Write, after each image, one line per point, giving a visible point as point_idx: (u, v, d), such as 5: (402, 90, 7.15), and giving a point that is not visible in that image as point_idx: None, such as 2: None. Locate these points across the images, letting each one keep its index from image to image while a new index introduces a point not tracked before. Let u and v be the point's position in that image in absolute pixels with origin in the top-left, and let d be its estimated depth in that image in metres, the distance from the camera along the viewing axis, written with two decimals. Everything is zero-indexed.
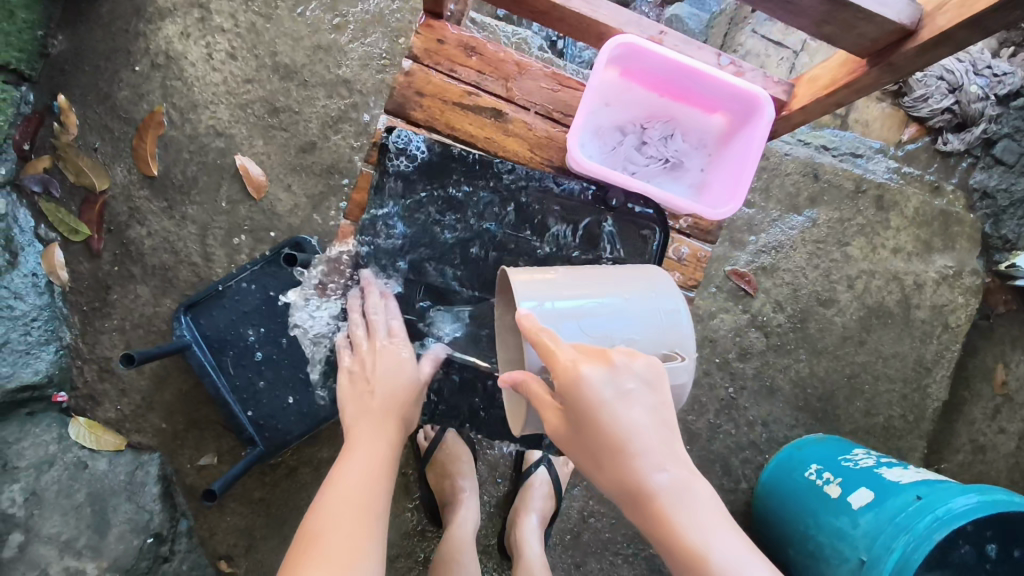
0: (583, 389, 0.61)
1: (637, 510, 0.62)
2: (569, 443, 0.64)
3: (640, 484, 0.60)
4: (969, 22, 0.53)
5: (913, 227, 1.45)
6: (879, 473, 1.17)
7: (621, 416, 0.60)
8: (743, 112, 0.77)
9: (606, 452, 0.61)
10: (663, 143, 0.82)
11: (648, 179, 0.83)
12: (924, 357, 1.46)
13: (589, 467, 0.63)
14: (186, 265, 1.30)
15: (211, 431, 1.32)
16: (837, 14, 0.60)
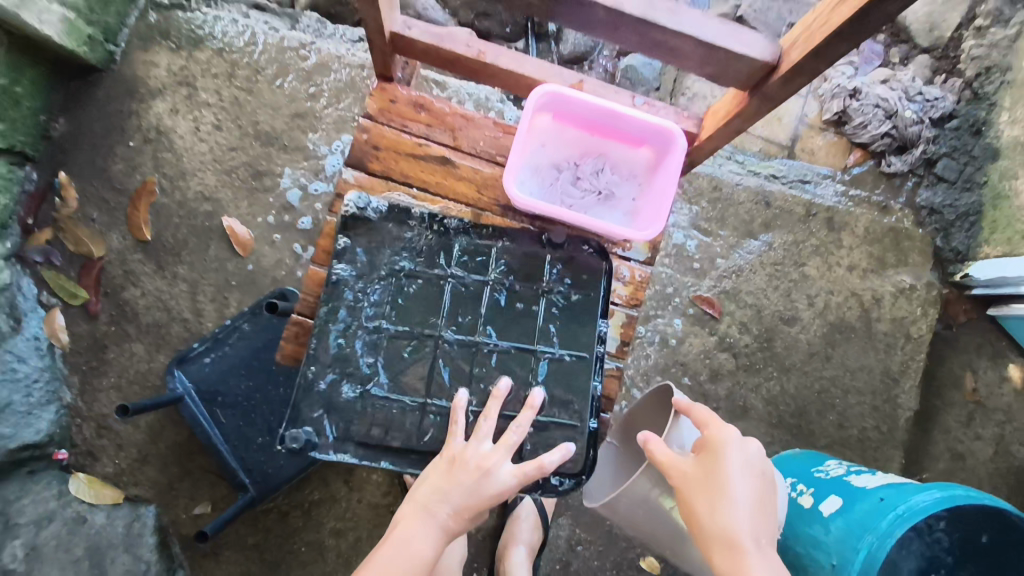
0: (731, 459, 0.83)
1: (727, 559, 0.78)
2: (689, 492, 0.83)
3: (747, 542, 0.78)
4: (811, 53, 0.63)
5: (864, 244, 1.53)
6: (848, 481, 1.21)
7: (742, 482, 0.81)
8: (662, 145, 0.87)
9: (728, 505, 0.80)
10: (595, 176, 0.92)
11: (586, 210, 0.92)
12: (890, 368, 1.51)
13: (698, 512, 0.82)
14: (178, 321, 1.38)
15: (206, 480, 1.37)
16: (712, 55, 0.70)
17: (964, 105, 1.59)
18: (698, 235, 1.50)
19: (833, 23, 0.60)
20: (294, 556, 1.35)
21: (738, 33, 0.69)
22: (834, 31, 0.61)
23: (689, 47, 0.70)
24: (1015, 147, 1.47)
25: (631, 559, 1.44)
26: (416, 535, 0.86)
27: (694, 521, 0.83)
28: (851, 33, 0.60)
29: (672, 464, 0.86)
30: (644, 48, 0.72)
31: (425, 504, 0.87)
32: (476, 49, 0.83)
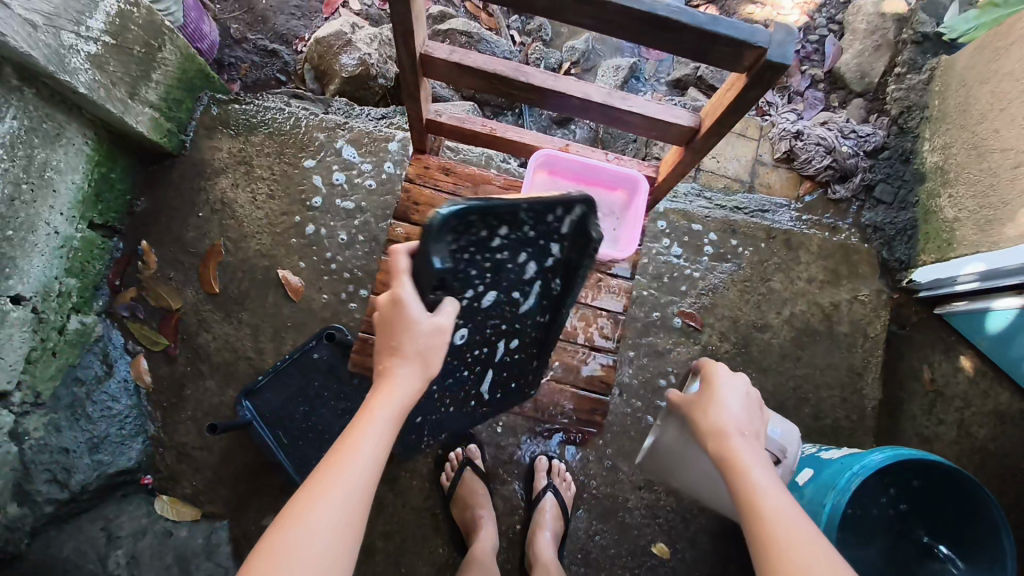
0: (727, 388, 1.08)
1: (719, 442, 1.00)
2: (695, 411, 1.08)
3: (734, 433, 1.00)
4: (717, 122, 0.92)
5: (820, 260, 1.80)
6: (818, 456, 1.44)
7: (730, 396, 1.07)
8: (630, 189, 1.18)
9: (719, 408, 1.05)
10: None
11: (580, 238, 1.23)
12: (853, 364, 1.76)
13: (699, 419, 1.06)
14: (244, 359, 1.64)
15: (271, 494, 1.59)
16: (652, 125, 1.00)
17: (894, 138, 1.89)
18: (678, 261, 1.77)
19: (724, 102, 0.90)
20: None
21: (669, 109, 0.99)
22: (726, 107, 0.90)
23: (638, 121, 1.00)
24: (937, 170, 1.76)
25: (642, 546, 1.64)
26: (394, 393, 0.88)
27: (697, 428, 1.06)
28: (741, 107, 0.89)
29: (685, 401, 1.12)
30: (606, 122, 1.03)
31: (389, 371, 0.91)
32: (489, 128, 1.13)
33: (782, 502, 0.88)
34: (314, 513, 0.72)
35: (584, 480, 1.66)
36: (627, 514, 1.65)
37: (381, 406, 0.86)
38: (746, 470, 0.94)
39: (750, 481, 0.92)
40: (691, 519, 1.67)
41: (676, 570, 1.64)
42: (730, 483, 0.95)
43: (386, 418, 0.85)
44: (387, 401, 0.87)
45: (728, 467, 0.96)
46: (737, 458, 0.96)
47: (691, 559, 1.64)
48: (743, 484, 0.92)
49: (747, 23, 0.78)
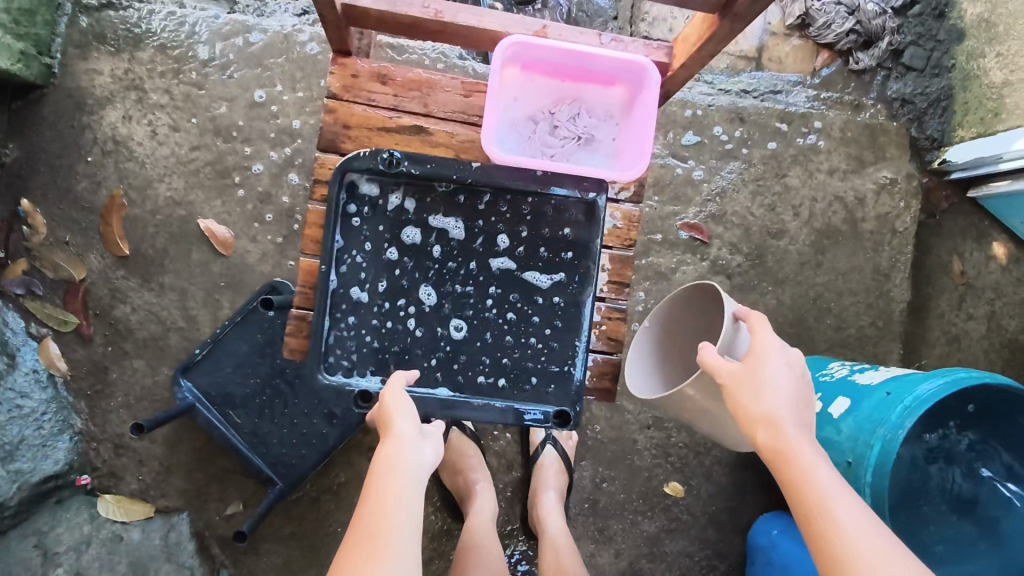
0: (774, 353, 0.82)
1: (772, 432, 0.76)
2: (733, 384, 0.82)
3: (784, 419, 0.77)
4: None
5: (841, 147, 1.54)
6: (853, 380, 1.24)
7: (780, 370, 0.81)
8: (636, 82, 0.84)
9: (769, 388, 0.79)
10: (572, 122, 0.86)
11: (567, 157, 0.87)
12: (880, 265, 1.54)
13: (741, 398, 0.81)
14: (175, 331, 1.37)
15: (231, 480, 1.38)
16: None
17: None
18: (678, 163, 1.49)
19: None
20: (332, 538, 1.39)
21: None
22: None
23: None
24: (980, 25, 1.47)
25: (654, 487, 1.49)
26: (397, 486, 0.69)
27: (735, 407, 0.81)
28: None
29: (720, 366, 0.84)
30: None
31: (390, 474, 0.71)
32: (433, 10, 0.80)
33: (864, 524, 0.68)
34: None
35: (586, 425, 1.49)
36: (637, 456, 1.49)
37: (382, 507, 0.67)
38: (810, 472, 0.72)
39: (826, 504, 0.70)
40: (706, 453, 1.52)
41: (692, 508, 1.50)
42: (786, 489, 0.74)
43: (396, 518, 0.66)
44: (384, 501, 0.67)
45: (787, 465, 0.74)
46: (800, 458, 0.74)
47: (708, 495, 1.51)
48: (813, 498, 0.71)
49: None
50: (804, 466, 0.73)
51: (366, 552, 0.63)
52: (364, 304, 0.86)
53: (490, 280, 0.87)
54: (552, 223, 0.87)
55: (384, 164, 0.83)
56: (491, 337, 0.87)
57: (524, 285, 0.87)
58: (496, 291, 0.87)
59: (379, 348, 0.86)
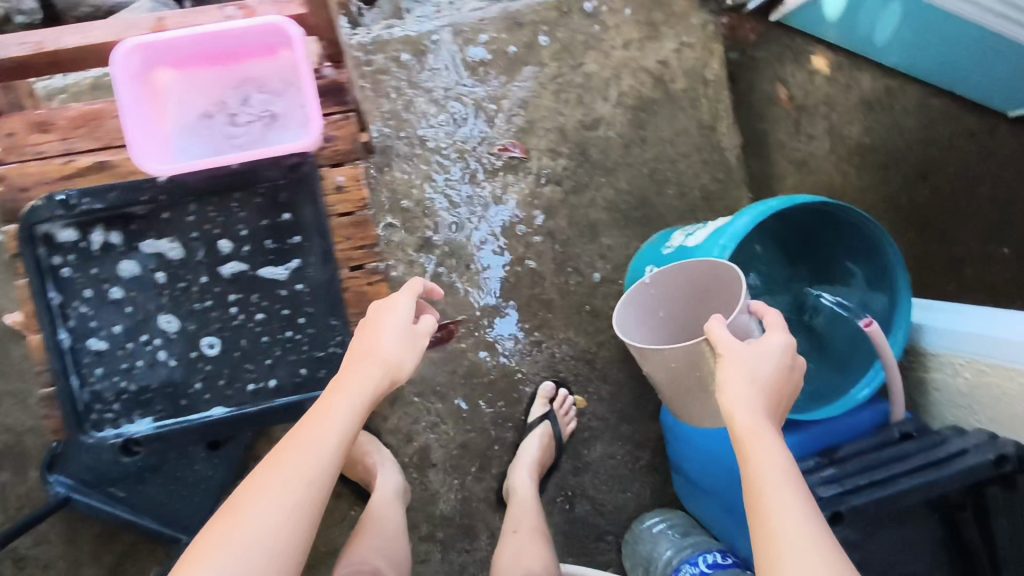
0: (774, 344, 0.86)
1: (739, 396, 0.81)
2: (732, 359, 0.85)
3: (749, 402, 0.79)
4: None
5: (628, 16, 1.49)
6: (685, 245, 1.24)
7: (762, 365, 0.84)
8: (274, 41, 1.00)
9: (750, 377, 0.83)
10: (245, 105, 1.08)
11: (258, 135, 1.08)
12: (702, 119, 1.51)
13: (733, 377, 0.83)
14: (27, 432, 1.33)
15: (141, 550, 1.36)
16: None
17: None
18: (468, 89, 1.44)
19: None
20: None
21: None
22: None
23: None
24: None
25: None
26: (364, 377, 0.84)
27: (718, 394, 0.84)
28: None
29: (724, 340, 0.88)
30: None
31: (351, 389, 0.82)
32: (38, 43, 1.05)
33: (805, 516, 0.68)
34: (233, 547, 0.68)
35: (471, 373, 1.47)
36: (530, 385, 1.50)
37: (340, 389, 0.82)
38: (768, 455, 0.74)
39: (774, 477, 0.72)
40: (594, 358, 1.52)
41: (598, 413, 1.53)
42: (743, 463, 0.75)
43: (348, 404, 0.81)
44: (344, 386, 0.82)
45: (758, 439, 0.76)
46: (764, 438, 0.76)
47: (609, 395, 1.53)
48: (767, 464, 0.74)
49: None
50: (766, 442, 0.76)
51: (319, 420, 0.78)
52: (106, 351, 1.17)
53: (232, 293, 1.18)
54: (268, 215, 1.18)
55: (64, 208, 1.13)
56: (246, 340, 1.19)
57: (265, 282, 1.18)
58: (235, 295, 1.18)
59: (132, 391, 1.18)
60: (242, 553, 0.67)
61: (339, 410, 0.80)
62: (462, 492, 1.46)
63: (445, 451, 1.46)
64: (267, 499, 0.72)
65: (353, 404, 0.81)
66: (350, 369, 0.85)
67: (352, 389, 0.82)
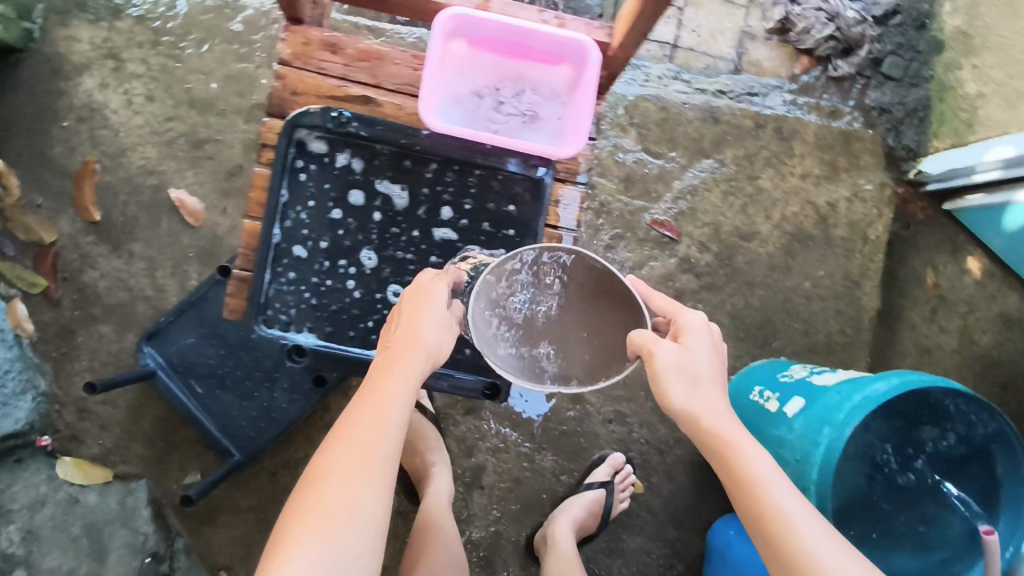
0: (698, 370, 0.84)
1: (692, 386, 0.83)
2: (675, 373, 0.83)
3: (714, 385, 0.84)
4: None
5: (816, 151, 1.53)
6: (810, 381, 1.26)
7: (695, 375, 0.83)
8: (574, 60, 0.84)
9: (694, 383, 0.83)
10: (516, 99, 0.86)
11: (511, 132, 0.87)
12: (850, 272, 1.54)
13: (687, 396, 0.83)
14: (142, 299, 1.39)
15: (191, 450, 1.41)
16: None
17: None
18: (651, 159, 1.49)
19: None
20: None
21: None
22: None
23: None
24: (958, 37, 1.50)
25: None
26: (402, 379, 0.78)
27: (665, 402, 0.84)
28: None
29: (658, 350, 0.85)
30: None
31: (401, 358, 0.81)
32: None
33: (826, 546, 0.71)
34: (332, 503, 0.68)
35: (549, 416, 1.50)
36: (597, 450, 1.51)
37: (393, 381, 0.78)
38: (747, 450, 0.79)
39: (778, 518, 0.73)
40: (667, 450, 1.52)
41: (649, 504, 1.51)
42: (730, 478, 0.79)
43: (403, 381, 0.79)
44: (398, 367, 0.79)
45: (707, 416, 0.82)
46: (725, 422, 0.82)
47: (668, 492, 1.51)
48: (728, 449, 0.80)
49: None
50: (721, 424, 0.81)
51: (379, 398, 0.77)
52: (305, 261, 0.92)
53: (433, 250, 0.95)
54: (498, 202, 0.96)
55: (332, 121, 0.89)
56: None
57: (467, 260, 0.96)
58: (440, 267, 0.95)
59: (316, 306, 0.93)
60: (358, 498, 0.69)
61: (399, 385, 0.79)
62: (496, 526, 1.47)
63: (496, 476, 1.48)
64: (345, 468, 0.71)
65: (408, 382, 0.79)
66: (394, 350, 0.83)
67: (399, 362, 0.80)
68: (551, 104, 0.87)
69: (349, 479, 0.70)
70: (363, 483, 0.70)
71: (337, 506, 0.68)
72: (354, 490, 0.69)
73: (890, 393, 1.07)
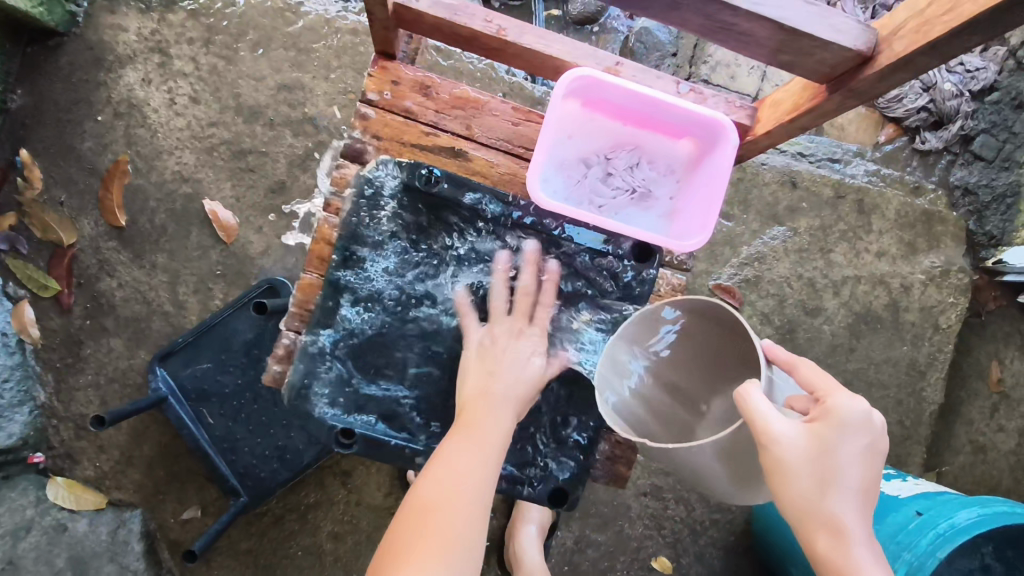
0: (839, 467, 0.66)
1: (822, 489, 0.67)
2: (797, 470, 0.66)
3: (851, 490, 0.67)
4: (926, 48, 0.57)
5: (894, 229, 1.44)
6: (878, 487, 1.14)
7: (839, 468, 0.66)
8: (707, 139, 0.78)
9: (834, 486, 0.67)
10: (629, 172, 0.84)
11: (620, 209, 0.84)
12: (917, 360, 1.44)
13: (808, 502, 0.67)
14: (159, 314, 1.27)
15: (194, 483, 1.29)
16: (792, 42, 0.63)
17: (1008, 75, 1.43)
18: (720, 220, 1.39)
19: (965, 14, 0.53)
20: (291, 561, 1.29)
21: (826, 17, 0.62)
22: (964, 23, 0.54)
23: (766, 32, 0.63)
24: None
25: (641, 559, 1.37)
26: (484, 418, 0.78)
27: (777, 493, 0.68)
28: (979, 27, 0.54)
29: (773, 428, 0.67)
30: (709, 33, 0.65)
31: (491, 398, 0.80)
32: (496, 26, 0.72)
33: None
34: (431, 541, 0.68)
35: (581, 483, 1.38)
36: (628, 523, 1.37)
37: (493, 413, 0.79)
38: None
39: None
40: (701, 532, 1.38)
41: None
42: None
43: (503, 425, 0.78)
44: (495, 412, 0.79)
45: (831, 532, 0.66)
46: (853, 536, 0.66)
47: None
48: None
49: (839, 16, 0.62)
50: (849, 543, 0.66)
51: (473, 439, 0.76)
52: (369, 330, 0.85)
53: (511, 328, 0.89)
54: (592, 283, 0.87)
55: (420, 180, 0.83)
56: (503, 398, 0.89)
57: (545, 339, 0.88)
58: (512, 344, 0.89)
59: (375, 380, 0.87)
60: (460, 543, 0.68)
61: (497, 430, 0.78)
62: None
63: None
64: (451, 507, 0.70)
65: (506, 426, 0.79)
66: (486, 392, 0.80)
67: (502, 408, 0.79)
68: (667, 183, 0.84)
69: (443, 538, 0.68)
70: (451, 537, 0.68)
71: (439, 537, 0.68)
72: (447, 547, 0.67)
73: (978, 527, 0.96)
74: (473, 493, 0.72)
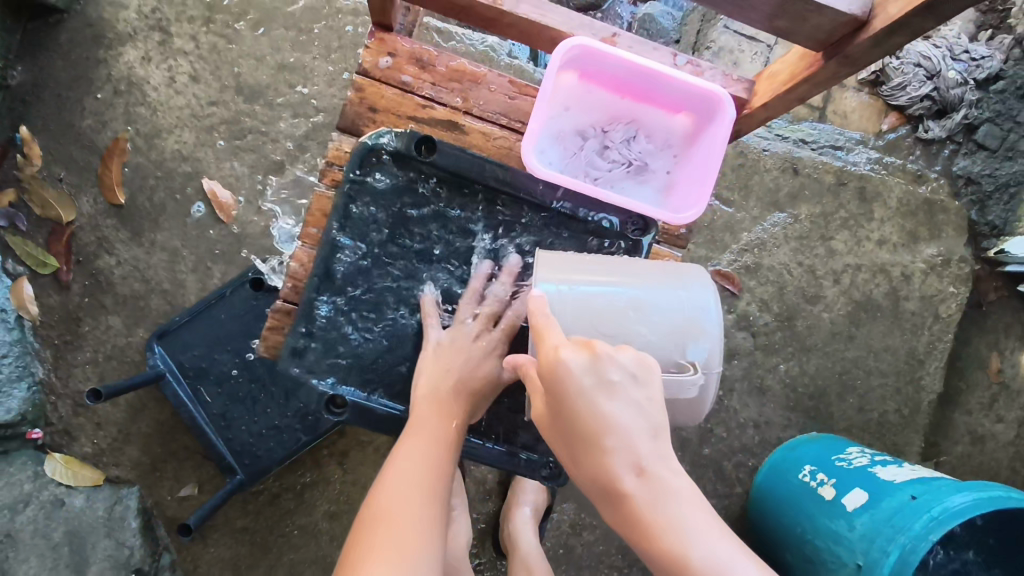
0: (591, 414, 0.59)
1: (575, 451, 0.61)
2: (557, 432, 0.62)
3: (615, 437, 0.58)
4: (922, 8, 0.57)
5: (896, 217, 1.43)
6: (873, 472, 1.13)
7: (597, 411, 0.59)
8: (705, 112, 0.79)
9: (592, 443, 0.59)
10: (625, 146, 0.84)
11: (614, 182, 0.84)
12: (915, 349, 1.43)
13: (573, 460, 0.62)
14: (157, 293, 1.28)
15: (190, 461, 1.29)
16: (790, 4, 0.64)
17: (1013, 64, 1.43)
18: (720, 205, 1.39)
19: None
20: (287, 539, 1.30)
21: None
22: None
23: None
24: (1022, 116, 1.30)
25: None
26: (441, 407, 0.80)
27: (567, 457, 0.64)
28: None
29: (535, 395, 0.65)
30: None
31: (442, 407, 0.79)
32: None
33: None
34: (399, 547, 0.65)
35: None
36: None
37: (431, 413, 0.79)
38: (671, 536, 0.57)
39: None
40: None
41: None
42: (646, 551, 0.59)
43: (442, 423, 0.79)
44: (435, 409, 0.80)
45: (608, 493, 0.60)
46: (624, 491, 0.59)
47: None
48: (643, 533, 0.58)
49: None
50: (627, 501, 0.59)
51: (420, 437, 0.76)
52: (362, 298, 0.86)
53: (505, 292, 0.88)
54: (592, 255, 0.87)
55: (415, 150, 0.83)
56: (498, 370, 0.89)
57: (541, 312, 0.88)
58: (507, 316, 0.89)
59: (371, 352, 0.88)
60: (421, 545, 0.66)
61: (434, 427, 0.78)
62: None
63: None
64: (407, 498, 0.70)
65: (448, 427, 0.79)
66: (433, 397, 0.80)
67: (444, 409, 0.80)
68: (663, 157, 0.84)
69: (408, 531, 0.67)
70: (422, 527, 0.68)
71: (397, 537, 0.66)
72: (414, 542, 0.66)
73: (971, 511, 0.95)
74: (428, 482, 0.72)
